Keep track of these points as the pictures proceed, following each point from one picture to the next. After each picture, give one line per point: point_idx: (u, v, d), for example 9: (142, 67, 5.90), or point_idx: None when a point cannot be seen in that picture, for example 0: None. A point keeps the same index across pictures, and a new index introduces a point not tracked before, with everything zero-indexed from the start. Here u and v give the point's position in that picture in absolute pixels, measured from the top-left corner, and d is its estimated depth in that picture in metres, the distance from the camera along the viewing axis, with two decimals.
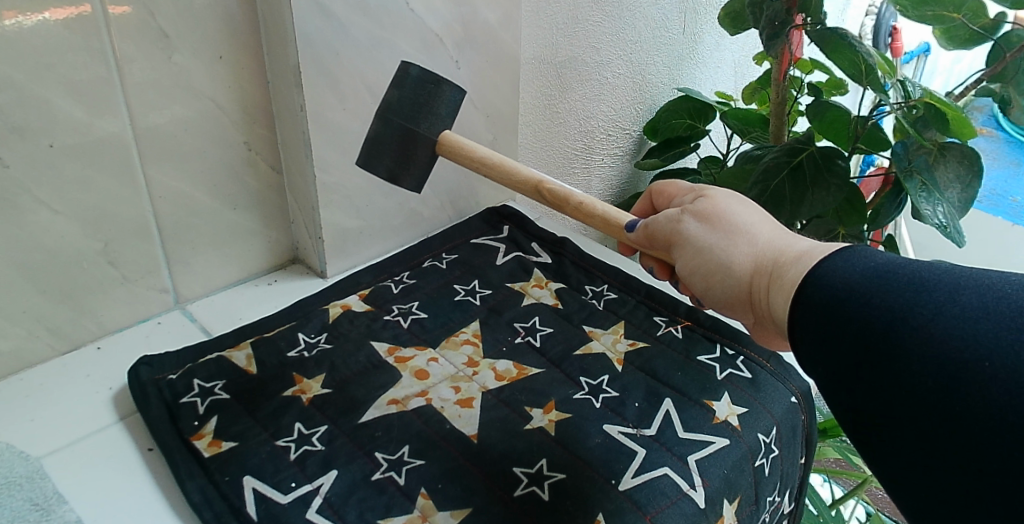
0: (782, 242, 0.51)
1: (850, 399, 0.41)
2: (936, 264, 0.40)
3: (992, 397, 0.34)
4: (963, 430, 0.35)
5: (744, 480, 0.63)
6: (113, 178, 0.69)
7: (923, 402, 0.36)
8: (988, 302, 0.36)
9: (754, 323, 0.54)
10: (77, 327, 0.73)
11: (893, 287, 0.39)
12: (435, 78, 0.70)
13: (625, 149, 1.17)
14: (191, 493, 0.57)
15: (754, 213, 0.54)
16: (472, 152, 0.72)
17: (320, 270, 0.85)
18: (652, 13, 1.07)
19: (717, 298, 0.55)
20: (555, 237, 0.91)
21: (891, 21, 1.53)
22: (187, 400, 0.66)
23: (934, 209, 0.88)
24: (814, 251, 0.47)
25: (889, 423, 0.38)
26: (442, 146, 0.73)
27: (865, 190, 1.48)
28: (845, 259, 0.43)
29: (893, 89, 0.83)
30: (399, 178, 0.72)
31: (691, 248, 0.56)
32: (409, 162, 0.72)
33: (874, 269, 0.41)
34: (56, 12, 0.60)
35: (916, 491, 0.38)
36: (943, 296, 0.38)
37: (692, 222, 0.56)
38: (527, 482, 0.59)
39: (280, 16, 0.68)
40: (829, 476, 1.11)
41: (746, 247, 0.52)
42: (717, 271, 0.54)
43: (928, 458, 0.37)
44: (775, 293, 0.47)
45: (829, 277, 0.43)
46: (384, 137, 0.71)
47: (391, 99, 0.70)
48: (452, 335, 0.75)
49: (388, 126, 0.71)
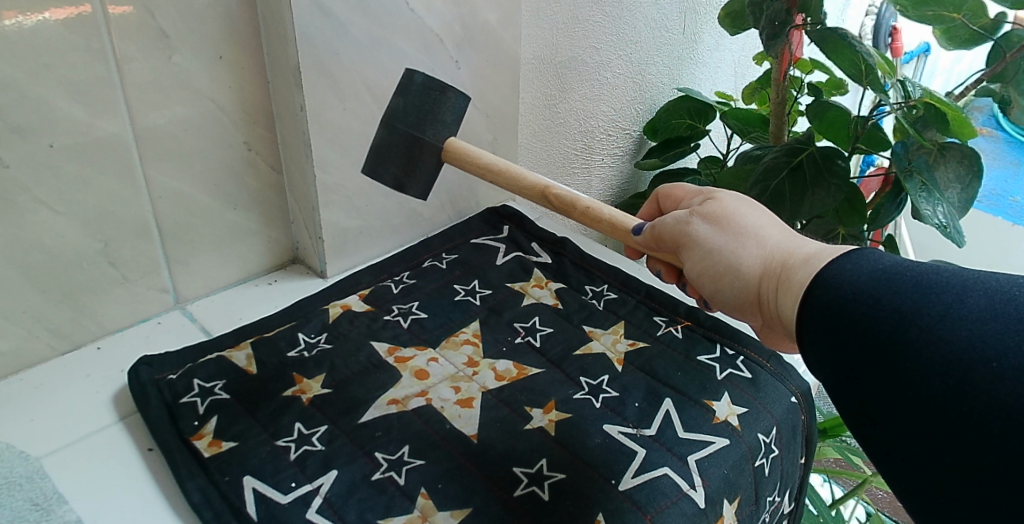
0: (790, 244, 0.51)
1: (858, 401, 0.41)
2: (943, 266, 0.40)
3: (999, 397, 0.34)
4: (971, 429, 0.35)
5: (744, 480, 0.63)
6: (113, 178, 0.69)
7: (929, 401, 0.36)
8: (996, 304, 0.36)
9: (763, 324, 0.53)
10: (77, 327, 0.73)
11: (901, 289, 0.39)
12: (440, 85, 0.71)
13: (626, 149, 1.17)
14: (191, 493, 0.58)
15: (763, 216, 0.54)
16: (478, 159, 0.72)
17: (320, 270, 0.85)
18: (652, 13, 1.07)
19: (727, 300, 0.55)
20: (555, 237, 0.90)
21: (891, 21, 1.53)
22: (187, 400, 0.66)
23: (934, 209, 0.88)
24: (823, 252, 0.47)
25: (897, 424, 0.38)
26: (447, 152, 0.73)
27: (865, 190, 1.48)
28: (853, 261, 0.43)
29: (893, 89, 0.83)
30: (407, 185, 0.72)
31: (700, 250, 0.56)
32: (415, 165, 0.72)
33: (881, 271, 0.41)
34: (56, 12, 0.60)
35: (921, 490, 0.38)
36: (951, 298, 0.38)
37: (701, 224, 0.56)
38: (527, 482, 0.59)
39: (280, 16, 0.68)
40: (829, 476, 1.11)
41: (755, 248, 0.52)
42: (726, 273, 0.54)
43: (933, 459, 0.37)
44: (784, 294, 0.47)
45: (836, 279, 0.43)
46: (389, 145, 0.71)
47: (396, 107, 0.70)
48: (452, 335, 0.75)
49: (393, 133, 0.71)
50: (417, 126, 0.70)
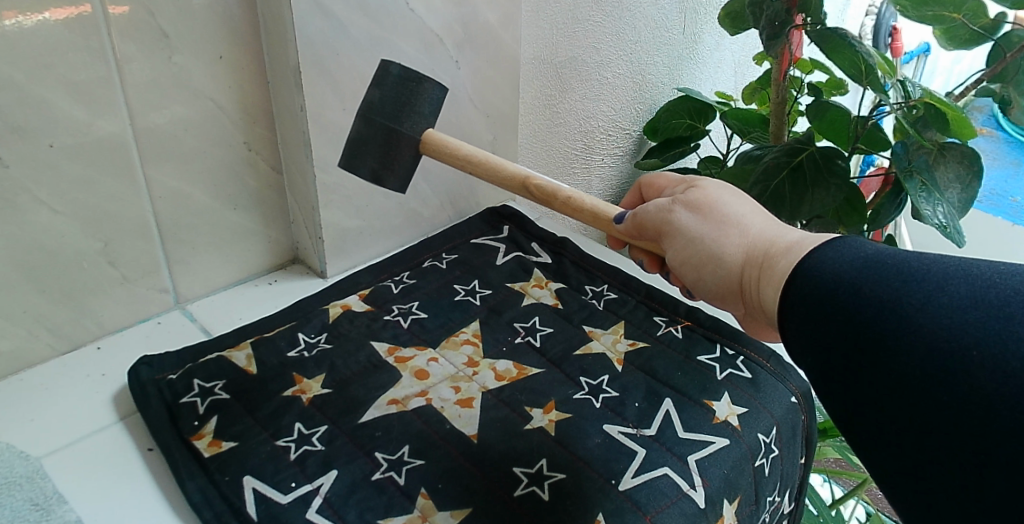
0: (773, 232, 0.50)
1: (839, 391, 0.41)
2: (926, 254, 0.40)
3: (979, 386, 0.34)
4: (951, 418, 0.35)
5: (744, 480, 0.63)
6: (113, 178, 0.69)
7: (910, 390, 0.36)
8: (976, 291, 0.36)
9: (746, 313, 0.54)
10: (76, 327, 0.73)
11: (882, 277, 0.39)
12: (417, 75, 0.69)
13: (626, 148, 1.17)
14: (191, 493, 0.58)
15: (745, 203, 0.54)
16: (458, 150, 0.71)
17: (320, 270, 0.85)
18: (652, 13, 1.07)
19: (709, 288, 0.55)
20: (555, 237, 0.91)
21: (891, 21, 1.53)
22: (187, 400, 0.66)
23: (934, 209, 0.88)
24: (806, 241, 0.47)
25: (878, 414, 0.38)
26: (425, 144, 0.71)
27: (865, 190, 1.48)
28: (836, 250, 0.43)
29: (893, 89, 0.83)
30: (384, 178, 0.71)
31: (685, 239, 0.55)
32: (393, 159, 0.71)
33: (863, 260, 0.41)
34: (56, 12, 0.60)
35: (903, 481, 0.38)
36: (932, 286, 0.37)
37: (683, 212, 0.56)
38: (527, 482, 0.59)
39: (280, 15, 0.68)
40: (829, 477, 1.11)
41: (737, 237, 0.52)
42: (709, 261, 0.54)
43: (914, 449, 0.37)
44: (766, 284, 0.47)
45: (819, 268, 0.43)
46: (365, 137, 0.70)
47: (372, 99, 0.69)
48: (452, 334, 0.75)
49: (371, 126, 0.69)
50: (399, 118, 0.70)
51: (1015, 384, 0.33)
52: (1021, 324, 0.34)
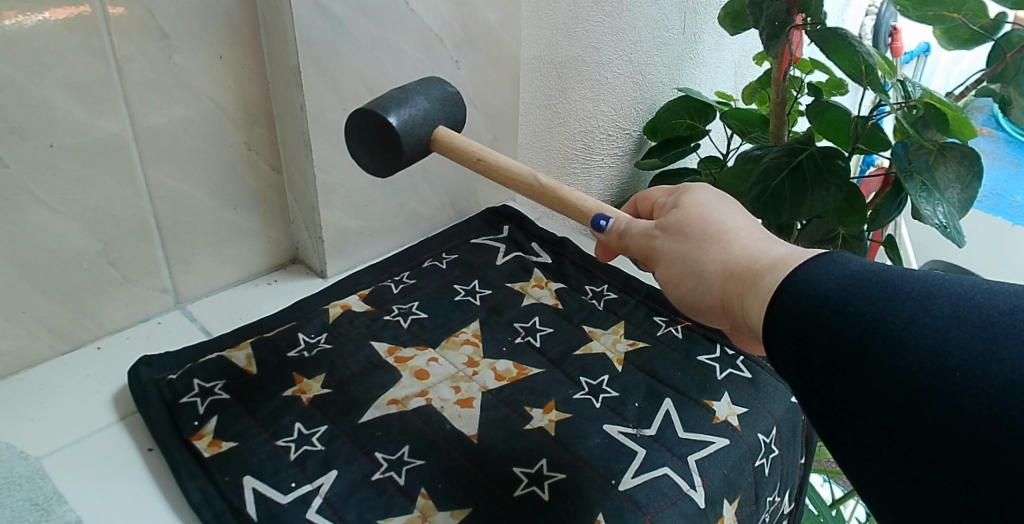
0: (757, 249, 0.50)
1: (826, 410, 0.40)
2: (910, 270, 0.40)
3: (965, 407, 0.34)
4: (936, 437, 0.35)
5: (744, 481, 0.63)
6: (113, 178, 0.69)
7: (896, 410, 0.36)
8: (960, 311, 0.36)
9: (731, 328, 0.53)
10: (77, 327, 0.73)
11: (868, 295, 0.39)
12: (442, 80, 0.70)
13: (625, 149, 1.17)
14: (190, 493, 0.58)
15: (730, 217, 0.54)
16: (469, 144, 0.67)
17: (320, 270, 0.85)
18: (652, 13, 1.06)
19: (692, 305, 0.54)
20: (555, 237, 0.90)
21: (891, 21, 1.53)
22: (187, 400, 0.66)
23: (934, 209, 0.87)
24: (789, 258, 0.46)
25: (864, 432, 0.38)
26: (436, 141, 0.68)
27: (865, 190, 1.48)
28: (820, 265, 0.42)
29: (893, 89, 0.83)
30: (403, 144, 0.63)
31: (667, 259, 0.56)
32: (413, 127, 0.64)
33: (849, 277, 0.41)
34: (56, 12, 0.60)
35: (892, 498, 0.38)
36: (916, 304, 0.37)
37: (663, 236, 0.56)
38: (527, 482, 0.59)
39: (280, 15, 0.68)
40: (829, 477, 1.11)
41: (719, 253, 0.51)
42: (690, 278, 0.53)
43: (900, 467, 0.37)
44: (751, 299, 0.47)
45: (805, 283, 0.42)
46: (391, 96, 0.65)
47: (411, 84, 0.67)
48: (452, 335, 0.75)
49: (404, 92, 0.65)
50: (420, 93, 0.66)
51: (999, 405, 0.33)
52: (1005, 344, 0.34)
